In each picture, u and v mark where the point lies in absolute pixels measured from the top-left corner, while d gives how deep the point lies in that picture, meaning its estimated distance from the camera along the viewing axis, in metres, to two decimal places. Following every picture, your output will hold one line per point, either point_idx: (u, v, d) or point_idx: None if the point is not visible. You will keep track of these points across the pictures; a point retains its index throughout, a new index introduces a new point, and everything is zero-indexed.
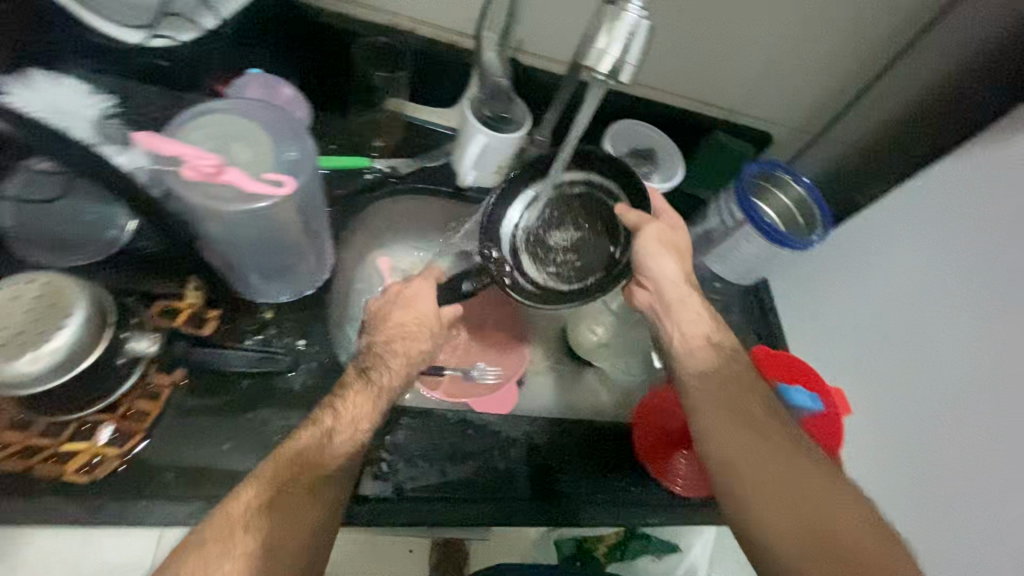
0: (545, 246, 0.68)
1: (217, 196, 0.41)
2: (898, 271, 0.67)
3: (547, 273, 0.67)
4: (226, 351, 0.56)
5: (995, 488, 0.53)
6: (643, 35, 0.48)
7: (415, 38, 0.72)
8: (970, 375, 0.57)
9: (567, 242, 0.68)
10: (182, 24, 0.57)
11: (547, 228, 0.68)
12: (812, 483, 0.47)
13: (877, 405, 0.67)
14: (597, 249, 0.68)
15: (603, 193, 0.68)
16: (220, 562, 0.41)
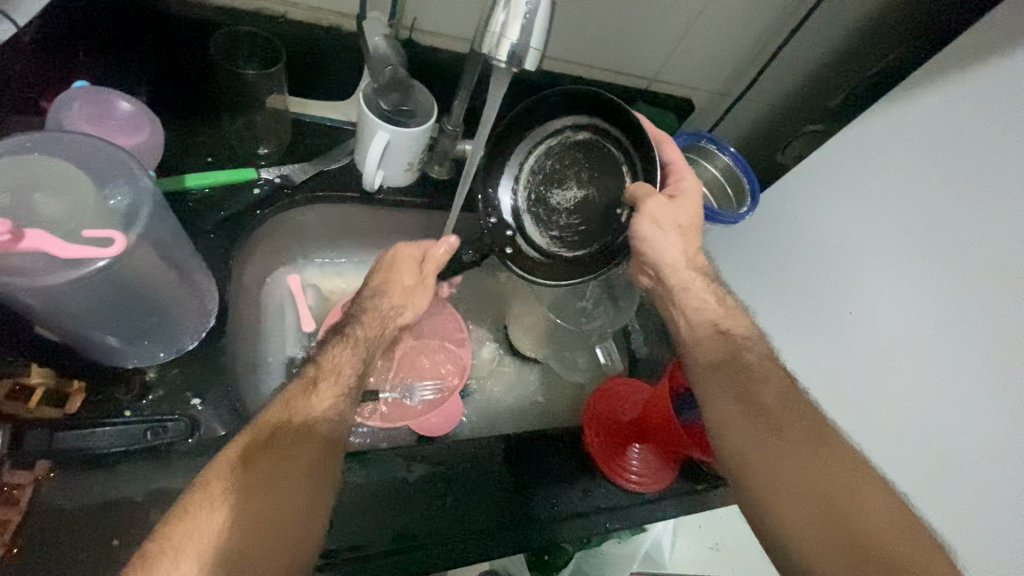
0: (546, 207, 0.63)
1: (21, 268, 0.32)
2: (845, 235, 0.68)
3: (549, 236, 0.63)
4: (98, 426, 0.47)
5: (949, 424, 0.56)
6: (543, 13, 0.42)
7: (289, 25, 0.62)
8: (909, 319, 0.60)
9: (569, 202, 0.63)
10: None
11: (549, 185, 0.63)
12: (824, 469, 0.51)
13: (838, 371, 0.68)
14: (601, 206, 0.63)
15: (609, 142, 0.62)
16: (207, 515, 0.41)
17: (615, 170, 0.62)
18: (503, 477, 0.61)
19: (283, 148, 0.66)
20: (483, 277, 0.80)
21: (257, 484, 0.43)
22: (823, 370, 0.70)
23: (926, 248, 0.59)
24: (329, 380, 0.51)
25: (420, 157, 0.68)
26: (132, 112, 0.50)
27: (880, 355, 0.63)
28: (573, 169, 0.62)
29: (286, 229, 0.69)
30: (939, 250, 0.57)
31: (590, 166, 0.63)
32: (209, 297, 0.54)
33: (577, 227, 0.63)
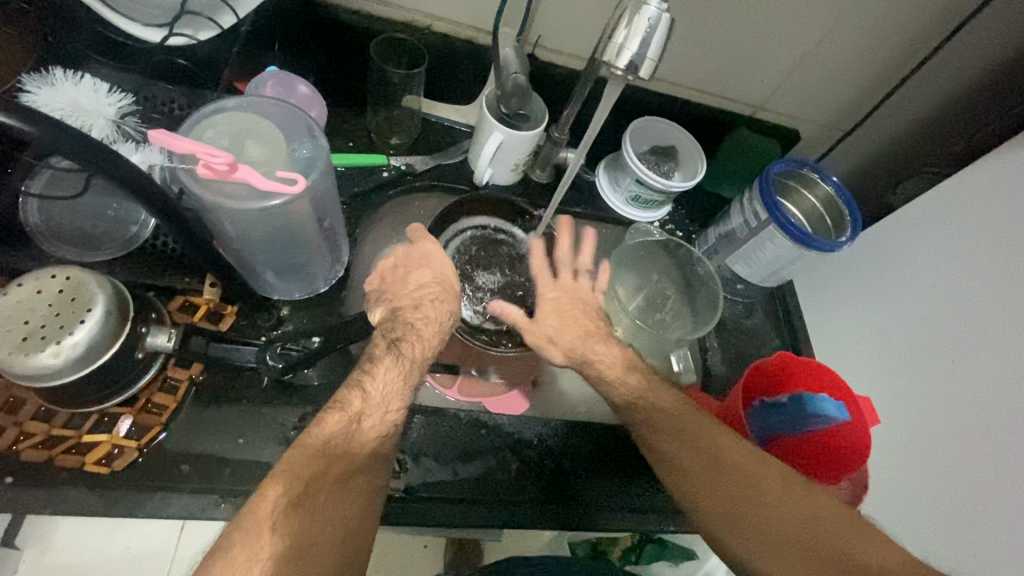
0: (473, 285, 0.73)
1: (230, 194, 0.41)
2: (939, 287, 0.64)
3: (478, 310, 0.71)
4: (242, 345, 0.56)
5: (1012, 476, 0.51)
6: (663, 29, 0.47)
7: (433, 35, 0.72)
8: (988, 359, 0.57)
9: (492, 284, 0.73)
10: (202, 23, 0.55)
11: (475, 267, 0.74)
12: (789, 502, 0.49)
13: (912, 426, 0.63)
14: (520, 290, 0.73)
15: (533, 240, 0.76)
16: (264, 540, 0.39)
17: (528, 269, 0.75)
18: (559, 462, 0.64)
19: (411, 141, 0.76)
20: None
21: (310, 508, 0.43)
22: (893, 421, 0.66)
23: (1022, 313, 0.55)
24: (388, 360, 0.54)
25: (526, 159, 0.75)
26: (308, 95, 0.60)
27: (952, 413, 0.59)
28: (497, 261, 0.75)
29: (400, 209, 0.78)
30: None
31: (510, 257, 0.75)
32: (341, 252, 0.63)
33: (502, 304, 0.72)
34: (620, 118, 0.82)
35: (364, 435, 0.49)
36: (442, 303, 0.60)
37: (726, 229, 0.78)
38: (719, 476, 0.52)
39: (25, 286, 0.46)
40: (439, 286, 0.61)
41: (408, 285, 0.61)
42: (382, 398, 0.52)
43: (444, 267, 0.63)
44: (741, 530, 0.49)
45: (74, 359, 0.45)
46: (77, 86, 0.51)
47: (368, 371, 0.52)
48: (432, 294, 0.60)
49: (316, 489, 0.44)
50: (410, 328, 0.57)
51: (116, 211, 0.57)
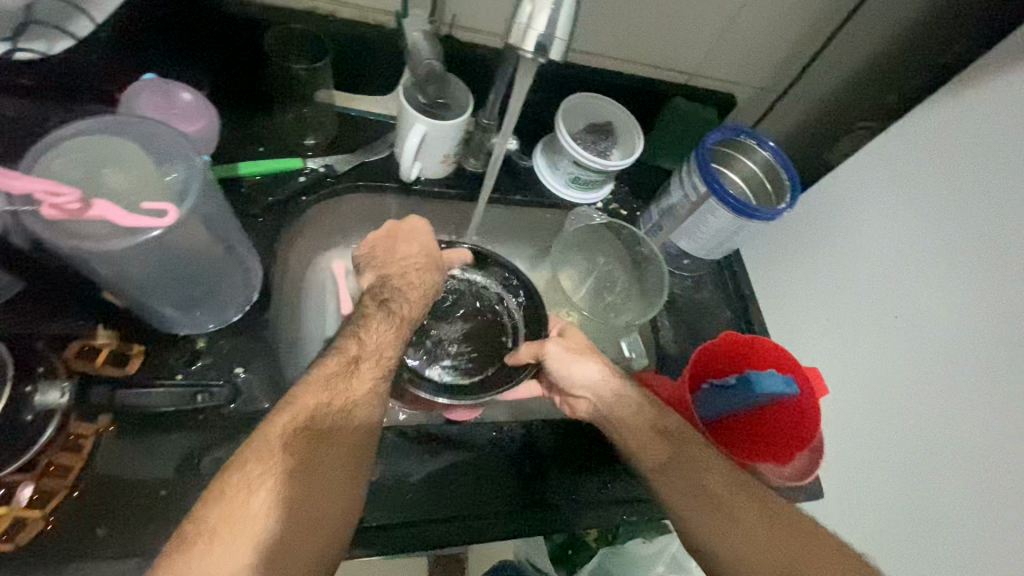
0: (434, 341, 0.68)
1: (89, 235, 0.35)
2: (875, 246, 0.65)
3: (441, 366, 0.65)
4: (153, 387, 0.52)
5: (965, 440, 0.53)
6: (569, 4, 0.43)
7: (339, 23, 0.66)
8: (937, 322, 0.57)
9: (451, 336, 0.69)
10: (52, 32, 0.50)
11: (432, 322, 0.69)
12: (766, 518, 0.50)
13: (858, 385, 0.65)
14: (485, 338, 0.69)
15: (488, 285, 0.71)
16: (257, 484, 0.45)
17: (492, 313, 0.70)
18: (518, 465, 0.62)
19: (328, 139, 0.71)
20: None
21: (302, 465, 0.47)
22: (845, 387, 0.66)
23: (953, 261, 0.56)
24: (369, 361, 0.54)
25: (455, 150, 0.70)
26: (193, 101, 0.54)
27: (903, 379, 0.60)
28: (456, 308, 0.70)
29: (325, 214, 0.73)
30: (968, 261, 0.55)
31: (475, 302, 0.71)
32: (251, 273, 0.59)
33: (468, 355, 0.67)
34: (551, 96, 0.78)
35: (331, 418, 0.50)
36: (426, 272, 0.61)
37: (668, 205, 0.75)
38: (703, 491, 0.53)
39: None
40: (424, 259, 0.61)
41: (396, 256, 0.61)
42: (348, 404, 0.51)
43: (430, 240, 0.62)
44: (691, 495, 0.53)
45: None
46: None
47: (338, 364, 0.53)
48: (416, 266, 0.61)
49: (292, 467, 0.47)
50: (382, 327, 0.56)
51: None
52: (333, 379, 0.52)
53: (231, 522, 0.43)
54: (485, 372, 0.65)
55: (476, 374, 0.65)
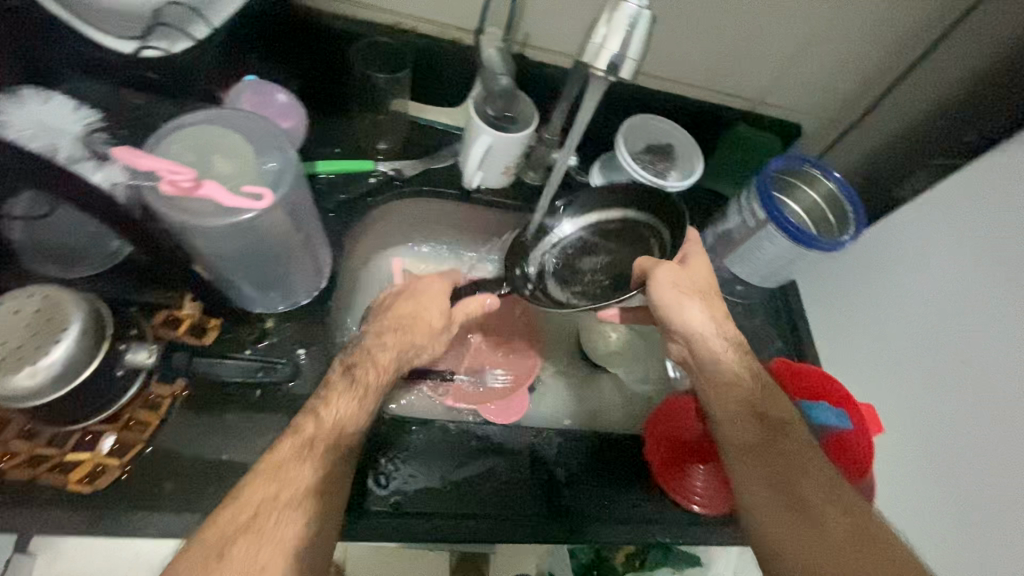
0: (573, 268, 0.73)
1: (196, 211, 0.40)
2: (938, 282, 0.63)
3: (573, 293, 0.73)
4: (225, 359, 0.56)
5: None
6: (643, 26, 0.44)
7: (420, 38, 0.72)
8: (1002, 368, 0.55)
9: (596, 266, 0.73)
10: (176, 34, 0.54)
11: (581, 255, 0.73)
12: (841, 525, 0.46)
13: (914, 427, 0.62)
14: (632, 259, 0.72)
15: (642, 228, 0.72)
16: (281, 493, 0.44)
17: (643, 238, 0.72)
18: (552, 472, 0.63)
19: (398, 146, 0.75)
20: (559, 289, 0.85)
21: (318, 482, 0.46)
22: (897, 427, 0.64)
23: None
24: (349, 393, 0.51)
25: (516, 162, 0.73)
26: (286, 103, 0.60)
27: (961, 424, 0.58)
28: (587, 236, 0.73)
29: (389, 215, 0.77)
30: None
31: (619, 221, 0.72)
32: (324, 263, 0.62)
33: (602, 283, 0.73)
34: (613, 117, 0.81)
35: (337, 414, 0.49)
36: (403, 334, 0.57)
37: (724, 230, 0.76)
38: (778, 488, 0.50)
39: (2, 308, 0.46)
40: (414, 321, 0.58)
41: (386, 313, 0.59)
42: (344, 418, 0.50)
43: (429, 302, 0.59)
44: (763, 469, 0.52)
45: (51, 379, 0.45)
46: (43, 104, 0.51)
47: (332, 381, 0.52)
48: (404, 326, 0.57)
49: (320, 461, 0.47)
50: (368, 355, 0.55)
51: (91, 227, 0.56)
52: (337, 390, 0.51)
53: (258, 518, 0.43)
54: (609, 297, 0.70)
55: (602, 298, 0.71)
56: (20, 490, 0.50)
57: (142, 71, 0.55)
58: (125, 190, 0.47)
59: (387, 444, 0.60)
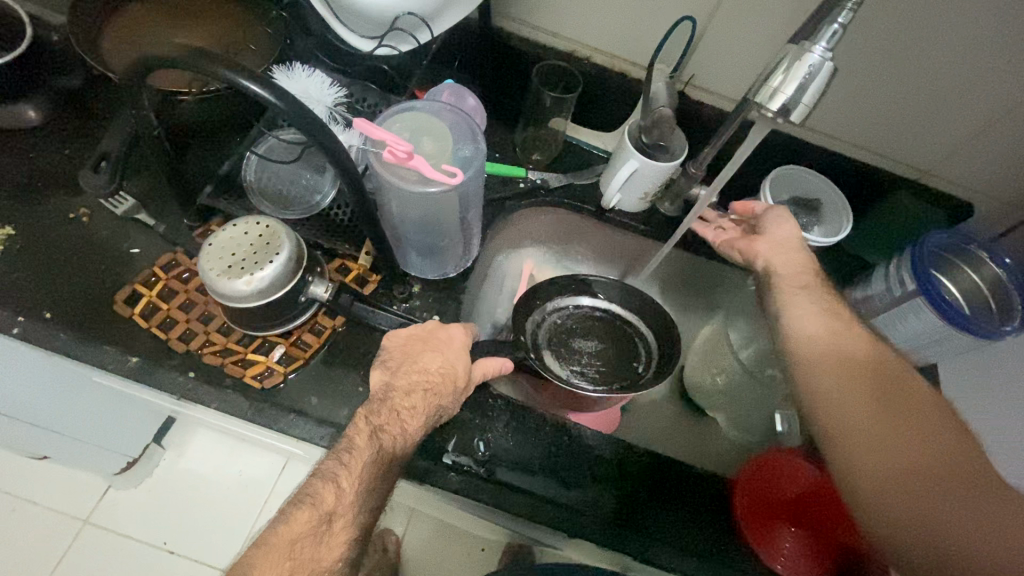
0: (570, 348, 0.77)
1: (405, 177, 0.49)
2: None
3: (573, 370, 0.75)
4: (380, 310, 0.65)
5: None
6: (824, 76, 0.47)
7: (592, 66, 0.79)
8: None
9: (590, 351, 0.77)
10: (404, 38, 0.66)
11: (575, 335, 0.78)
12: (922, 424, 0.48)
13: None
14: (620, 357, 0.77)
15: (619, 321, 0.80)
16: (315, 542, 0.50)
17: (625, 336, 0.78)
18: (634, 488, 0.64)
19: (550, 158, 0.82)
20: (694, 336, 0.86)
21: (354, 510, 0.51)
22: None
23: None
24: (388, 428, 0.54)
25: (656, 189, 0.77)
26: (474, 107, 0.67)
27: None
28: (557, 314, 0.79)
29: (528, 219, 0.84)
30: None
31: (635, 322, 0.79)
32: (472, 248, 0.70)
33: (599, 368, 0.76)
34: (760, 163, 0.82)
35: (362, 473, 0.51)
36: (434, 398, 0.57)
37: (865, 295, 0.73)
38: (838, 395, 0.54)
39: (236, 227, 0.58)
40: (440, 379, 0.58)
41: (413, 369, 0.58)
42: (365, 479, 0.51)
43: (457, 358, 0.60)
44: (835, 381, 0.55)
45: (258, 289, 0.56)
46: (308, 78, 0.64)
47: (358, 435, 0.52)
48: (429, 386, 0.57)
49: (351, 511, 0.51)
50: (396, 416, 0.55)
51: (307, 181, 0.70)
52: (366, 448, 0.52)
53: (298, 547, 0.49)
54: (612, 383, 0.74)
55: (602, 383, 0.74)
56: (210, 371, 0.61)
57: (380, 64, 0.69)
58: (357, 150, 0.63)
59: (488, 419, 0.66)
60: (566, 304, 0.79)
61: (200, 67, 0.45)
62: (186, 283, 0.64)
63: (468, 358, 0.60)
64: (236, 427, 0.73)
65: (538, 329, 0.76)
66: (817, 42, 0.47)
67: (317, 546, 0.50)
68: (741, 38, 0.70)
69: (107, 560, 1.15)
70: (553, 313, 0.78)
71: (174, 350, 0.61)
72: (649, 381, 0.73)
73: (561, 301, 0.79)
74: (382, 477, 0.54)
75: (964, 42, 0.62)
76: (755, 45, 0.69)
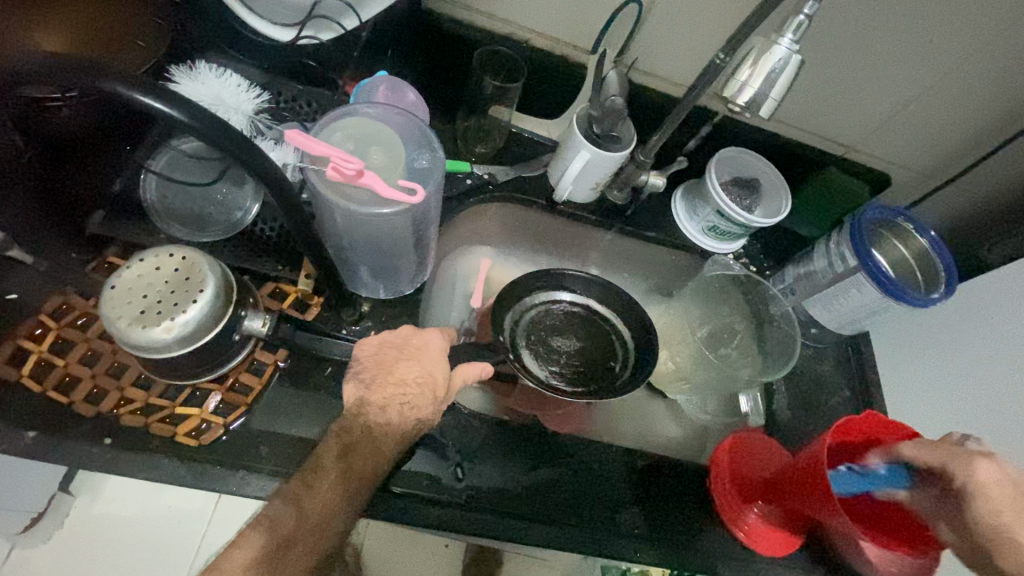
0: (548, 348, 0.74)
1: (355, 198, 0.43)
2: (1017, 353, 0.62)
3: (551, 371, 0.73)
4: (327, 337, 0.57)
5: None
6: (792, 69, 0.46)
7: (533, 50, 0.74)
8: None
9: (568, 350, 0.75)
10: (327, 25, 0.59)
11: (553, 333, 0.75)
12: None
13: None
14: (597, 356, 0.75)
15: (597, 316, 0.77)
16: None
17: (603, 335, 0.77)
18: (615, 491, 0.64)
19: (495, 151, 0.77)
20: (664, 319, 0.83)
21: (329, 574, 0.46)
22: None
23: None
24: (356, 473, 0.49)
25: (607, 180, 0.75)
26: (415, 103, 0.59)
27: None
28: (536, 310, 0.76)
29: (476, 216, 0.79)
30: None
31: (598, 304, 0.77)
32: (427, 262, 0.64)
33: (576, 369, 0.74)
34: (704, 145, 0.82)
35: (327, 496, 0.45)
36: (413, 412, 0.51)
37: (806, 270, 0.77)
38: None
39: (144, 262, 0.49)
40: (420, 390, 0.52)
41: (389, 380, 0.52)
42: (326, 504, 0.45)
43: (435, 365, 0.55)
44: None
45: (180, 336, 0.47)
46: (218, 80, 0.55)
47: (314, 470, 0.48)
48: (407, 398, 0.51)
49: (313, 539, 0.44)
50: (357, 445, 0.50)
51: (224, 197, 0.61)
52: (332, 470, 0.46)
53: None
54: (590, 387, 0.72)
55: (580, 385, 0.72)
56: (131, 434, 0.52)
57: (303, 58, 0.60)
58: (292, 164, 0.56)
59: (461, 439, 0.62)
60: (545, 299, 0.76)
61: (86, 81, 0.36)
62: (85, 332, 0.54)
63: (447, 362, 0.55)
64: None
65: (515, 330, 0.73)
66: (782, 34, 0.46)
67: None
68: (685, 22, 0.68)
69: None
70: (529, 308, 0.75)
71: (82, 416, 0.51)
72: (626, 382, 0.72)
73: (537, 295, 0.76)
74: (353, 518, 0.48)
75: (891, 26, 0.65)
76: (698, 27, 0.68)
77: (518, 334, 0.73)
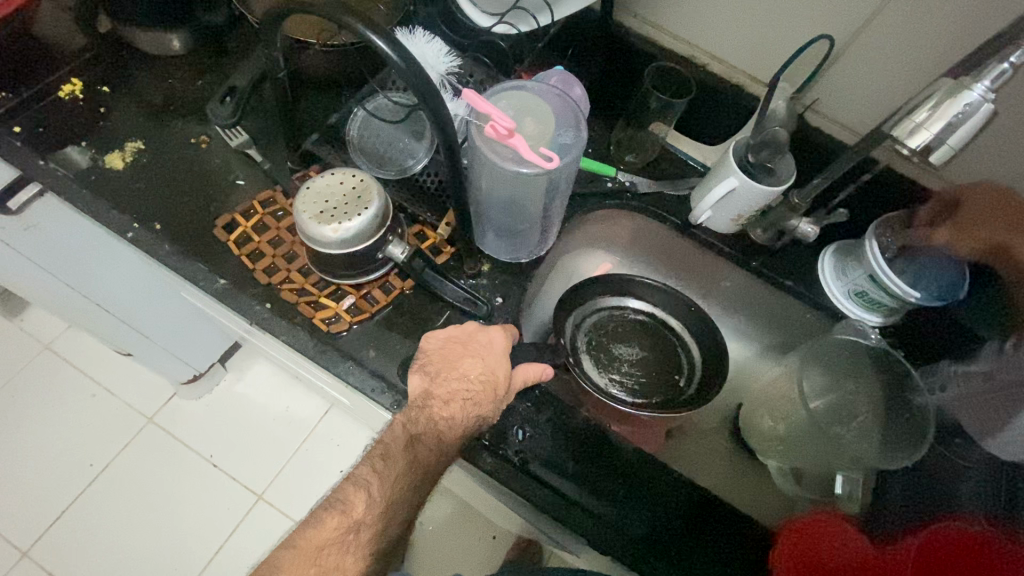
0: (610, 355, 0.75)
1: (504, 154, 0.50)
2: None
3: (611, 379, 0.73)
4: (446, 281, 0.65)
5: None
6: (980, 117, 0.47)
7: (706, 75, 0.77)
8: None
9: (631, 359, 0.76)
10: (525, 18, 0.69)
11: (616, 341, 0.76)
12: None
13: None
14: (661, 367, 0.75)
15: (667, 326, 0.77)
16: (360, 494, 0.51)
17: (670, 346, 0.77)
18: (667, 515, 0.62)
19: (644, 162, 0.79)
20: (778, 380, 0.75)
21: (397, 469, 0.53)
22: None
23: None
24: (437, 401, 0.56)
25: (751, 213, 0.72)
26: (578, 97, 0.65)
27: None
28: (597, 316, 0.77)
29: (610, 219, 0.82)
30: None
31: (698, 333, 0.76)
32: (547, 238, 0.70)
33: (637, 378, 0.74)
34: (872, 204, 0.76)
35: (395, 452, 0.54)
36: (474, 408, 0.56)
37: (965, 370, 0.66)
38: None
39: (333, 176, 0.61)
40: (481, 388, 0.56)
41: (455, 375, 0.57)
42: (396, 488, 0.53)
43: (497, 363, 0.58)
44: None
45: (342, 239, 0.58)
46: (427, 44, 0.67)
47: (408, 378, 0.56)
48: (470, 394, 0.56)
49: (380, 523, 0.53)
50: (445, 374, 0.58)
51: (404, 145, 0.72)
52: (401, 457, 0.53)
53: (326, 553, 0.50)
54: (652, 401, 0.72)
55: (642, 397, 0.72)
56: (284, 305, 0.65)
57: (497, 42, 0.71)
58: (464, 123, 0.65)
59: (533, 411, 0.66)
60: (609, 305, 0.78)
61: (339, 21, 0.46)
62: (278, 221, 0.69)
63: (508, 363, 0.59)
64: (292, 364, 0.77)
65: (577, 334, 0.74)
66: (978, 81, 0.47)
67: (347, 551, 0.51)
68: (878, 67, 0.65)
69: (163, 459, 1.25)
70: (594, 313, 0.77)
71: (257, 280, 0.66)
72: (696, 397, 0.71)
73: (602, 302, 0.77)
74: (424, 437, 0.55)
75: None
76: (892, 75, 0.64)
77: (578, 339, 0.74)
